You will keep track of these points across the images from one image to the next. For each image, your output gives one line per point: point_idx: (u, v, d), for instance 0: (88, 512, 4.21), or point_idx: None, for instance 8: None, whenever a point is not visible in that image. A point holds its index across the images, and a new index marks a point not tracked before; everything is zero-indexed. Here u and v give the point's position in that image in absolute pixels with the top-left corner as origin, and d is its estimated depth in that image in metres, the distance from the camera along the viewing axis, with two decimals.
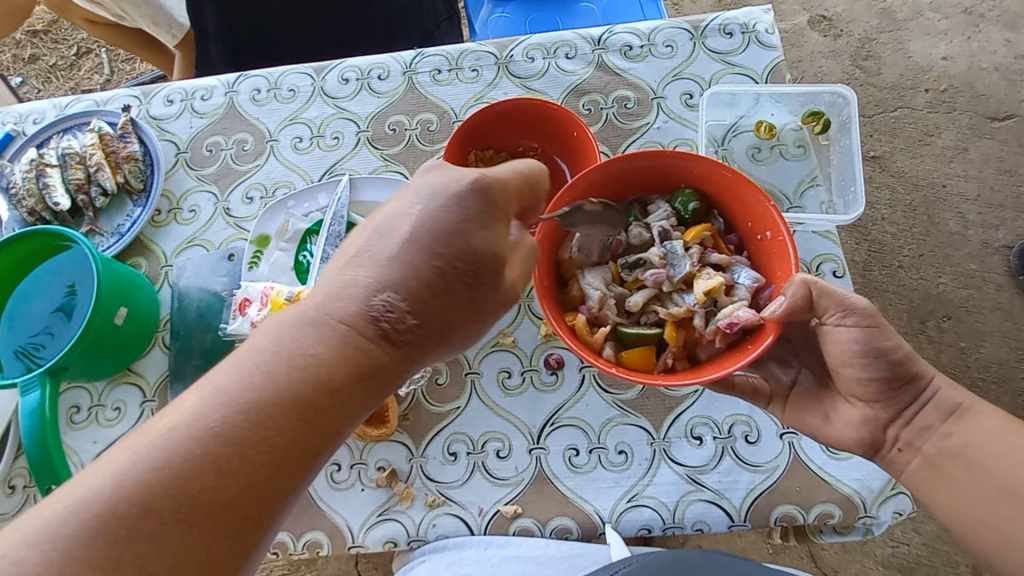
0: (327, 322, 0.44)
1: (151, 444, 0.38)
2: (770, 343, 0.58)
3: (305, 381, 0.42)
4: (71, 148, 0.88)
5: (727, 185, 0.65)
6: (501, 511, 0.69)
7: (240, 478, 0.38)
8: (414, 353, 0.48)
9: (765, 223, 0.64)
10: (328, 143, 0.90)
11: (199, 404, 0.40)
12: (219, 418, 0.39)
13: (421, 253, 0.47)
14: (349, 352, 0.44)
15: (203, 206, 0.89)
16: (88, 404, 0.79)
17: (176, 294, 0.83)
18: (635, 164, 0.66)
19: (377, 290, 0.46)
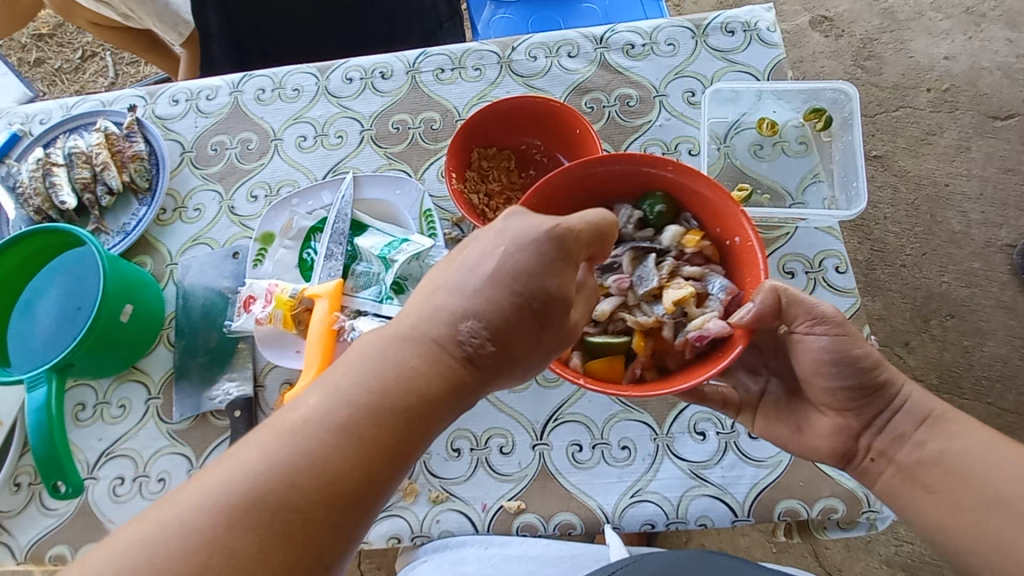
0: (427, 342, 0.46)
1: (266, 455, 0.39)
2: (740, 350, 0.58)
3: (398, 399, 0.43)
4: (77, 147, 0.89)
5: (696, 191, 0.66)
6: (504, 507, 0.69)
7: (332, 485, 0.39)
8: (492, 375, 0.48)
9: (734, 229, 0.64)
10: (332, 142, 0.90)
11: (312, 419, 0.41)
12: (329, 421, 0.41)
13: (500, 290, 0.47)
14: (441, 374, 0.45)
15: (208, 205, 0.89)
16: (94, 401, 0.79)
17: (181, 292, 0.84)
18: (604, 167, 0.66)
19: (461, 318, 0.46)
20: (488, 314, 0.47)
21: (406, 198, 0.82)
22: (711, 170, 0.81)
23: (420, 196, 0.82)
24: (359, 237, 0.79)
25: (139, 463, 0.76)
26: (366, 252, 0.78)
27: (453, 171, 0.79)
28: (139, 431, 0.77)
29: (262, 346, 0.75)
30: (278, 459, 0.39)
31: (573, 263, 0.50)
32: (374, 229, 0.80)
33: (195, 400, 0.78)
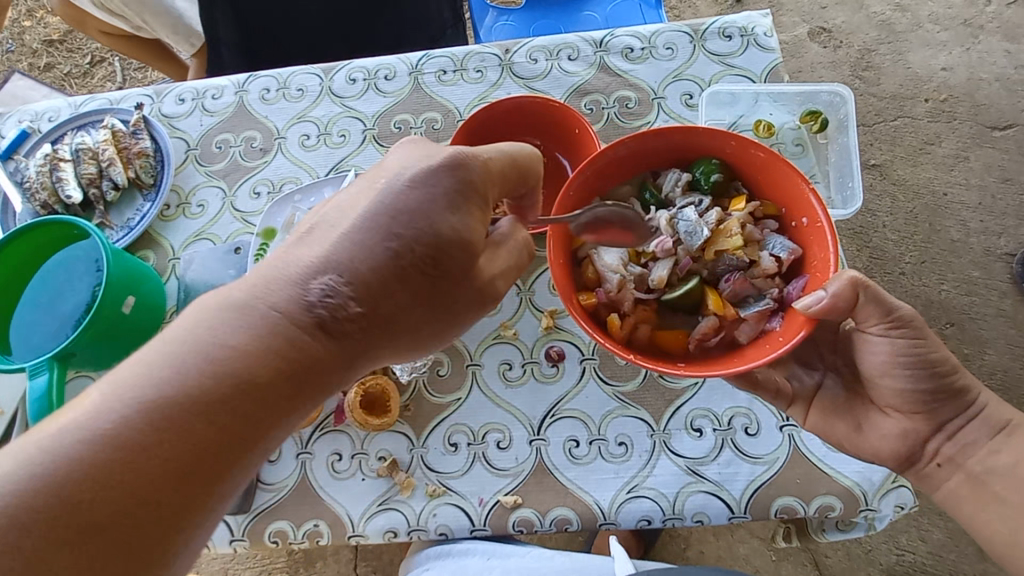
0: (271, 313, 0.43)
1: (79, 437, 0.36)
2: (805, 333, 0.58)
3: (268, 370, 0.41)
4: (84, 143, 0.90)
5: (761, 167, 0.66)
6: (501, 501, 0.69)
7: (155, 476, 0.36)
8: (357, 347, 0.47)
9: (801, 208, 0.64)
10: (335, 141, 0.92)
11: (132, 403, 0.37)
12: (137, 410, 0.37)
13: (377, 236, 0.47)
14: (278, 347, 0.42)
15: (212, 201, 0.90)
16: None
17: (182, 286, 0.84)
18: (663, 138, 0.67)
19: (318, 273, 0.46)
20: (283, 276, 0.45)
21: None
22: None
23: None
24: None
25: None
26: None
27: None
28: None
29: None
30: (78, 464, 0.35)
31: (477, 198, 0.51)
32: None
33: None
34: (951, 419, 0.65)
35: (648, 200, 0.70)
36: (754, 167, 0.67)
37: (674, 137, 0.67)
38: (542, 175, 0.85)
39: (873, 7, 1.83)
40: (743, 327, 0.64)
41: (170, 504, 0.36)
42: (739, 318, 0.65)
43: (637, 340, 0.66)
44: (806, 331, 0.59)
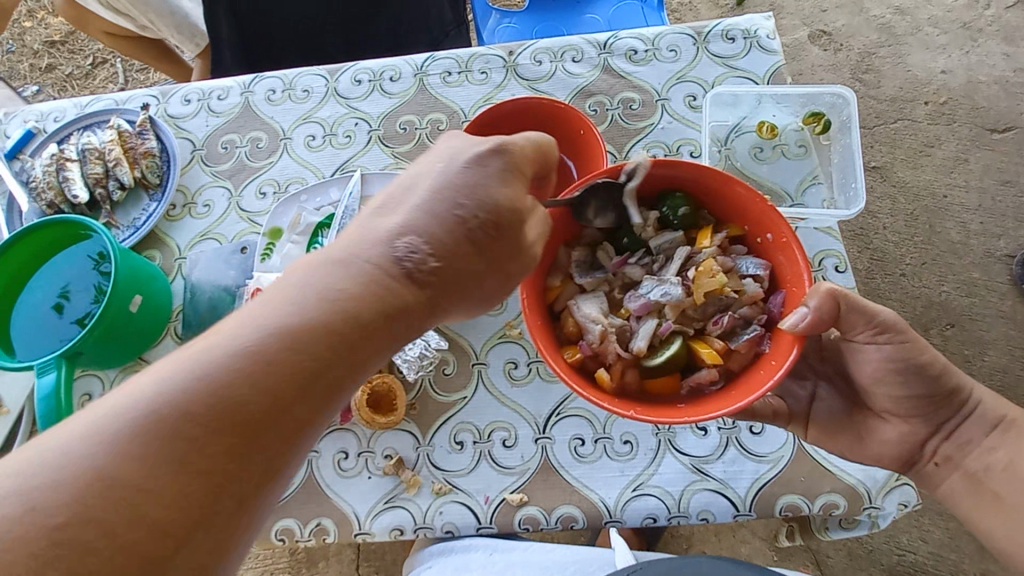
0: (352, 261, 0.46)
1: (153, 393, 0.37)
2: (797, 354, 0.58)
3: (365, 307, 0.44)
4: (90, 143, 0.91)
5: (716, 190, 0.67)
6: (506, 500, 0.69)
7: (255, 401, 0.38)
8: (436, 300, 0.49)
9: (766, 225, 0.65)
10: (340, 141, 0.92)
11: (235, 336, 0.40)
12: (248, 338, 0.40)
13: (443, 204, 0.50)
14: (376, 291, 0.45)
15: (218, 201, 0.91)
16: (100, 392, 0.80)
17: (188, 286, 0.85)
18: (620, 180, 0.67)
19: (398, 235, 0.48)
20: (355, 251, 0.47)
21: None
22: None
23: None
24: None
25: None
26: None
27: None
28: None
29: None
30: (163, 389, 0.37)
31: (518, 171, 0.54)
32: None
33: None
34: (949, 419, 0.66)
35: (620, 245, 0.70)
36: (710, 192, 0.67)
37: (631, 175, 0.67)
38: None
39: (873, 11, 1.85)
40: (736, 355, 0.64)
41: (255, 428, 0.38)
42: (730, 350, 0.65)
43: (627, 389, 0.65)
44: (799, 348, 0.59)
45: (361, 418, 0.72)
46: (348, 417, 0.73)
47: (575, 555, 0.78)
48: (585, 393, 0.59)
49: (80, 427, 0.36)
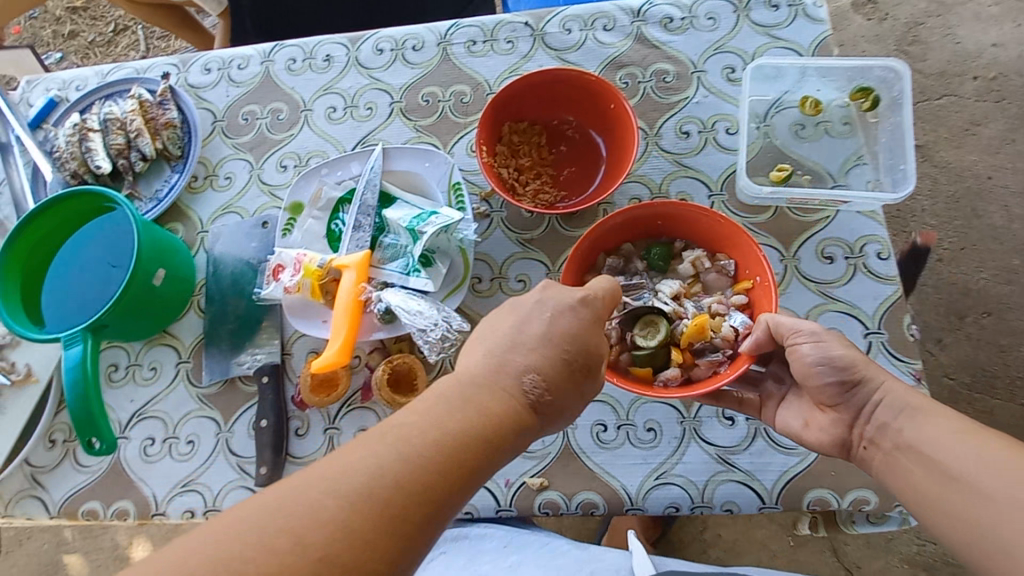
0: (499, 386, 0.52)
1: (349, 479, 0.43)
2: (746, 367, 0.61)
3: (503, 416, 0.50)
4: (112, 113, 0.90)
5: (719, 230, 0.67)
6: (527, 483, 0.69)
7: (426, 485, 0.45)
8: (547, 422, 0.53)
9: (756, 270, 0.66)
10: (362, 114, 0.90)
11: (416, 434, 0.46)
12: (426, 439, 0.46)
13: (550, 348, 0.54)
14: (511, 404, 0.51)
15: (239, 174, 0.90)
16: (126, 363, 0.81)
17: (211, 259, 0.85)
18: (642, 212, 0.67)
19: (524, 371, 0.53)
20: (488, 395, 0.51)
21: (435, 170, 0.80)
22: (750, 149, 0.78)
23: (449, 169, 0.79)
24: (388, 209, 0.78)
25: (169, 424, 0.78)
26: (394, 224, 0.77)
27: (483, 145, 0.77)
28: (170, 394, 0.79)
29: (290, 316, 0.76)
30: (363, 473, 0.44)
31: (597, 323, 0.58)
32: (401, 201, 0.79)
33: (224, 365, 0.79)
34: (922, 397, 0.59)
35: (651, 262, 0.71)
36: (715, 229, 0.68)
37: (646, 211, 0.68)
38: (573, 153, 0.82)
39: None
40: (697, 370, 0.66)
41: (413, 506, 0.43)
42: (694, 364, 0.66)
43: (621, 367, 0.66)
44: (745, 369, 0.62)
45: (383, 398, 0.72)
46: (369, 396, 0.74)
47: (589, 553, 0.77)
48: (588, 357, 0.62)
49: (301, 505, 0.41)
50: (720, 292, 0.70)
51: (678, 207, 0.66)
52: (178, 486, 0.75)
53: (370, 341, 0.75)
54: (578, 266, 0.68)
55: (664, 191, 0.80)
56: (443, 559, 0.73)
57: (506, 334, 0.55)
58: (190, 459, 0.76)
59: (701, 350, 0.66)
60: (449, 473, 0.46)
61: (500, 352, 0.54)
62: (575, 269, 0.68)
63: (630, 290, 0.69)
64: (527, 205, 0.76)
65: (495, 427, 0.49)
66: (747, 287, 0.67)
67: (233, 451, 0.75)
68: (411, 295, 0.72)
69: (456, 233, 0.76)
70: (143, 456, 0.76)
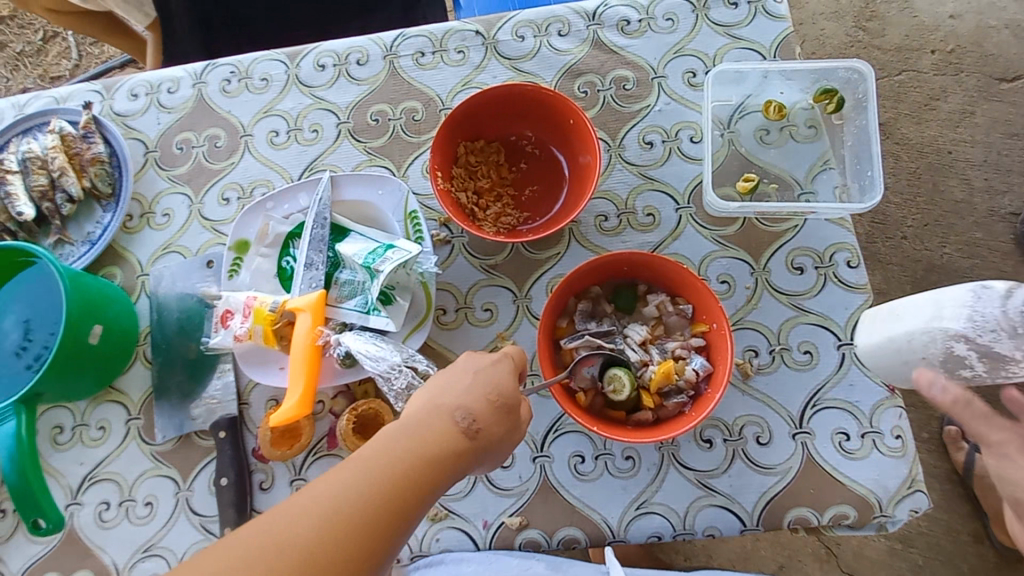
0: (441, 412, 0.50)
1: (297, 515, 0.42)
2: (710, 409, 0.60)
3: (446, 445, 0.49)
4: (31, 151, 0.82)
5: (675, 274, 0.66)
6: (506, 523, 0.67)
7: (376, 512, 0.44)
8: (486, 450, 0.52)
9: (712, 314, 0.65)
10: (307, 137, 0.84)
11: (366, 463, 0.45)
12: (376, 465, 0.45)
13: (477, 393, 0.53)
14: (451, 433, 0.49)
15: (178, 209, 0.83)
16: (71, 424, 0.76)
17: (154, 304, 0.79)
18: (609, 259, 0.66)
19: (456, 408, 0.51)
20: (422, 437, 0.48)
21: (389, 198, 0.75)
22: (715, 158, 0.76)
23: (405, 195, 0.75)
24: (341, 243, 0.74)
25: (123, 487, 0.73)
26: (350, 259, 0.72)
27: (438, 170, 0.72)
28: (121, 454, 0.74)
29: (244, 364, 0.71)
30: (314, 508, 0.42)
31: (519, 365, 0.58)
32: (355, 234, 0.74)
33: (178, 420, 0.74)
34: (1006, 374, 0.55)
35: (618, 306, 0.69)
36: (672, 273, 0.66)
37: (612, 258, 0.66)
38: (535, 171, 0.79)
39: None
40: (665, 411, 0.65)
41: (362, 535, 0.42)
42: (662, 406, 0.65)
43: (595, 409, 0.65)
44: (706, 415, 0.61)
45: (349, 446, 0.69)
46: (335, 442, 0.71)
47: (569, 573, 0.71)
48: (563, 406, 0.61)
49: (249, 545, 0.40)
50: (681, 333, 0.68)
51: (641, 256, 0.65)
52: (138, 552, 0.70)
53: (333, 385, 0.71)
54: (550, 318, 0.66)
55: (631, 207, 0.77)
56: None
57: (436, 386, 0.53)
58: (149, 522, 0.71)
59: (669, 392, 0.65)
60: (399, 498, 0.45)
61: (430, 389, 0.53)
62: (549, 318, 0.66)
63: (601, 336, 0.68)
64: (489, 231, 0.73)
65: (433, 461, 0.47)
66: (705, 330, 0.66)
67: (194, 510, 0.71)
68: (372, 336, 0.68)
69: (415, 266, 0.72)
70: (98, 523, 0.72)
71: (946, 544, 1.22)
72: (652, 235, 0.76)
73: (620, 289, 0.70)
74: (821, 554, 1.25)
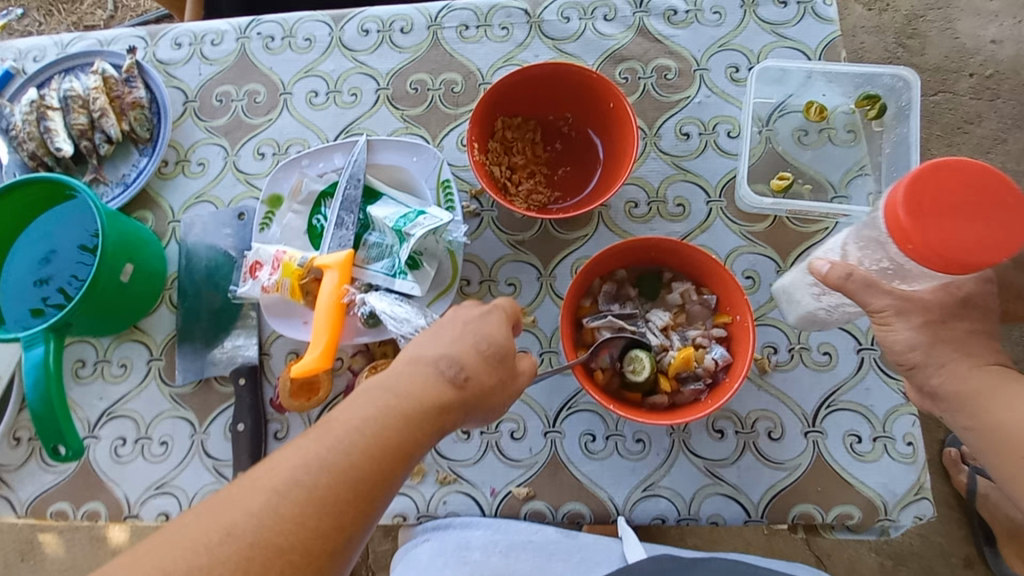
0: (422, 365, 0.50)
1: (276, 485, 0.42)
2: (728, 397, 0.61)
3: (429, 398, 0.49)
4: (74, 90, 0.83)
5: (701, 265, 0.67)
6: (513, 493, 0.68)
7: (353, 474, 0.43)
8: (476, 402, 0.51)
9: (736, 306, 0.65)
10: (346, 100, 0.85)
11: (341, 423, 0.45)
12: (351, 424, 0.45)
13: (464, 344, 0.52)
14: (431, 387, 0.49)
15: (213, 160, 0.84)
16: (94, 359, 0.77)
17: (183, 251, 0.80)
18: (638, 244, 0.66)
19: (439, 359, 0.51)
20: (403, 390, 0.48)
21: (423, 165, 0.76)
22: (751, 154, 0.76)
23: (439, 164, 0.75)
24: (372, 205, 0.75)
25: (140, 425, 0.74)
26: (379, 221, 0.73)
27: (476, 142, 0.72)
28: (141, 393, 0.76)
29: (268, 316, 0.72)
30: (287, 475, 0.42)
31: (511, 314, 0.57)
32: (387, 197, 0.75)
33: (198, 364, 0.75)
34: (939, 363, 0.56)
35: (642, 291, 0.70)
36: (697, 263, 0.67)
37: (641, 242, 0.67)
38: (569, 152, 0.79)
39: None
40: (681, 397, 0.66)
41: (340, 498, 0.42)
42: (678, 392, 0.65)
43: (611, 390, 0.66)
44: (722, 404, 0.62)
45: None
46: None
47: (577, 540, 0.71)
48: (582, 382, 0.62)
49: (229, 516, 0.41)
50: (702, 323, 0.69)
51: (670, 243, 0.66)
52: (151, 488, 0.72)
53: (353, 344, 0.72)
54: (575, 297, 0.66)
55: (662, 195, 0.77)
56: (431, 547, 0.67)
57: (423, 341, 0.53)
58: (163, 461, 0.73)
59: (687, 378, 0.66)
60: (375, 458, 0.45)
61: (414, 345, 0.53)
62: (572, 296, 0.66)
63: (623, 318, 0.68)
64: (520, 206, 0.73)
65: (413, 415, 0.47)
66: (726, 322, 0.67)
67: (208, 453, 0.72)
68: (397, 299, 0.69)
69: (445, 234, 0.72)
70: (113, 457, 0.73)
71: (935, 566, 1.22)
72: (681, 225, 0.76)
73: (645, 275, 0.70)
74: (806, 558, 1.25)
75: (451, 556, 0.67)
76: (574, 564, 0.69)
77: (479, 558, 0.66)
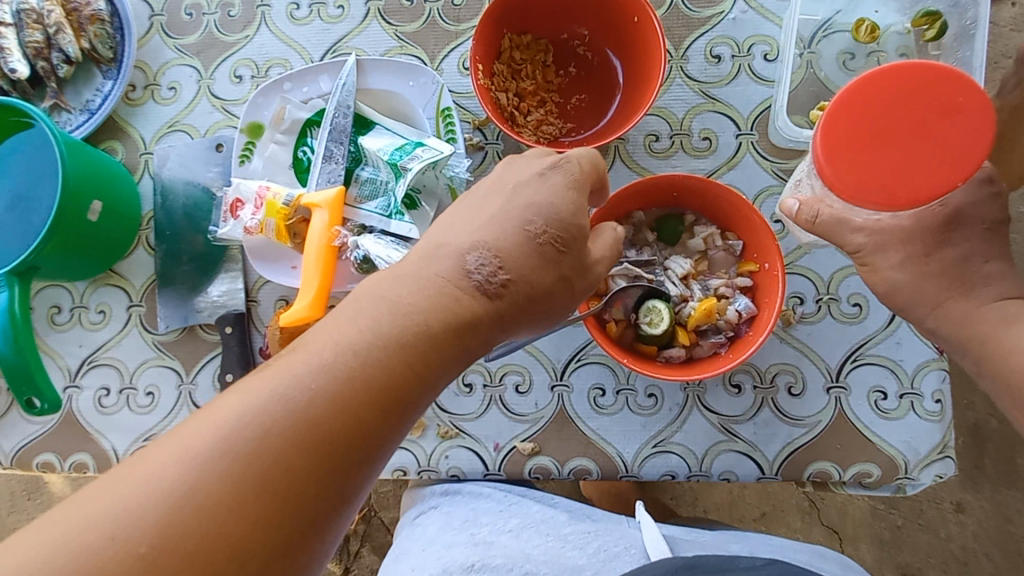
0: (441, 259, 0.44)
1: (269, 394, 0.36)
2: (752, 352, 0.56)
3: (446, 309, 0.42)
4: (28, 4, 0.73)
5: (728, 206, 0.60)
6: (517, 448, 0.65)
7: (355, 397, 0.37)
8: (505, 315, 0.45)
9: (765, 253, 0.59)
10: (331, 13, 0.74)
11: (344, 327, 0.40)
12: (352, 333, 0.39)
13: (505, 230, 0.46)
14: (445, 295, 0.42)
15: (185, 83, 0.75)
16: (70, 305, 0.72)
17: (158, 188, 0.73)
18: (661, 181, 0.60)
19: (468, 249, 0.44)
20: (396, 301, 0.41)
21: (420, 91, 0.67)
22: (791, 80, 0.67)
23: (438, 89, 0.67)
24: (364, 136, 0.67)
25: (124, 374, 0.71)
26: (373, 155, 0.66)
27: (479, 62, 0.64)
28: (122, 340, 0.71)
29: (253, 258, 0.66)
30: (280, 385, 0.37)
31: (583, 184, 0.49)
32: (380, 127, 0.67)
33: (182, 311, 0.70)
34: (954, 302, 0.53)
35: (662, 235, 0.63)
36: (724, 205, 0.60)
37: (664, 180, 0.60)
38: (585, 76, 0.70)
39: None
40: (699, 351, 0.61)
41: (342, 418, 0.37)
42: (698, 346, 0.61)
43: (625, 342, 0.61)
44: (745, 359, 0.57)
45: None
46: None
47: (596, 525, 0.65)
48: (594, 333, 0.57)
49: (216, 434, 0.35)
50: (725, 272, 0.63)
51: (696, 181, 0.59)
52: (140, 439, 0.69)
53: (347, 291, 0.66)
54: None
55: (686, 128, 0.69)
56: (438, 516, 0.64)
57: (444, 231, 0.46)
58: (151, 411, 0.70)
59: (708, 332, 0.61)
60: (378, 379, 0.38)
61: (436, 235, 0.46)
62: None
63: (639, 266, 0.62)
64: (529, 139, 0.66)
65: (426, 330, 0.41)
66: (753, 270, 0.61)
67: (197, 404, 0.69)
68: (393, 242, 0.63)
69: (445, 169, 0.65)
70: (98, 407, 0.70)
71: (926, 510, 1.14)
72: (706, 162, 0.68)
73: (666, 217, 0.63)
74: (799, 502, 1.18)
75: (461, 535, 0.62)
76: (591, 553, 0.62)
77: (488, 538, 0.62)
